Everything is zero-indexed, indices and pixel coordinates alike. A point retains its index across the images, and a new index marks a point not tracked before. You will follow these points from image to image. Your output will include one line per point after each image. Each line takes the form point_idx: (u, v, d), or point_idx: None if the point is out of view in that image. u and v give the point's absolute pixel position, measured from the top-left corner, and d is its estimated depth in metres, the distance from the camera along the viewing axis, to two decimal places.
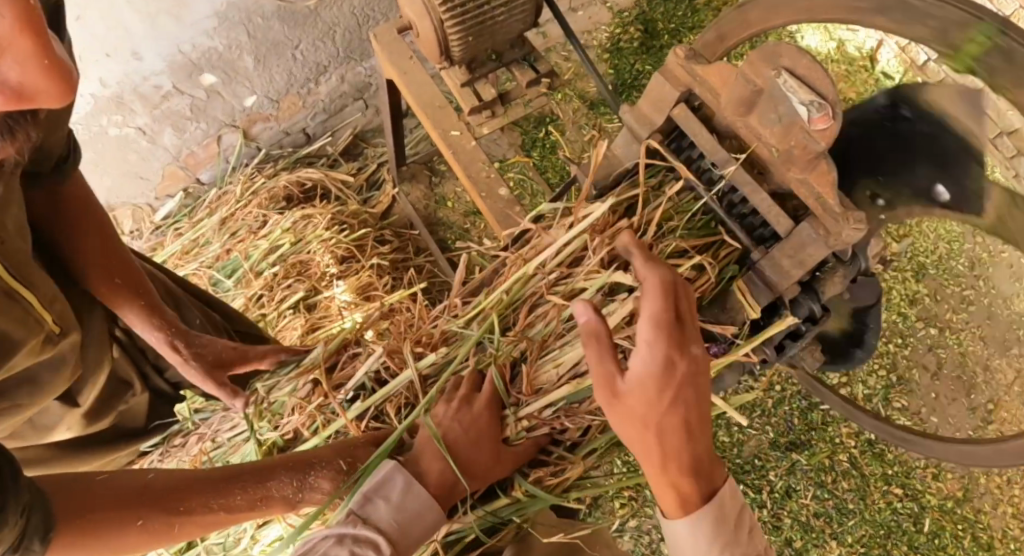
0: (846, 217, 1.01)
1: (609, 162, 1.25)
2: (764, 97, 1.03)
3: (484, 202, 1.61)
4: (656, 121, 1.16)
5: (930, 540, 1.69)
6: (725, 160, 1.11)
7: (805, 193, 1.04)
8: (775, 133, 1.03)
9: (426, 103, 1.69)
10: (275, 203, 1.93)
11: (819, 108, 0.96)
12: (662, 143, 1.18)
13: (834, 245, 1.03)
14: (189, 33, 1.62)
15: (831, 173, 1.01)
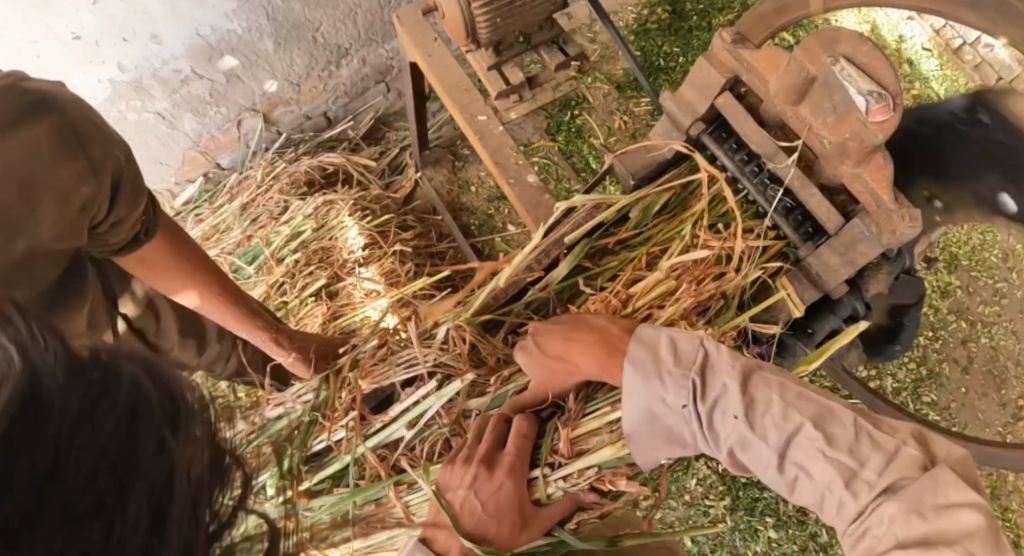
0: (902, 215, 0.95)
1: (646, 150, 1.15)
2: (818, 85, 0.95)
3: (513, 190, 1.43)
4: (699, 109, 1.08)
5: None
6: (772, 152, 1.03)
7: (858, 189, 0.98)
8: (829, 123, 0.96)
9: (451, 86, 1.49)
10: (296, 188, 1.87)
11: (879, 98, 0.91)
12: (704, 132, 1.09)
13: (890, 244, 0.97)
14: (210, 16, 1.60)
15: (887, 169, 0.95)
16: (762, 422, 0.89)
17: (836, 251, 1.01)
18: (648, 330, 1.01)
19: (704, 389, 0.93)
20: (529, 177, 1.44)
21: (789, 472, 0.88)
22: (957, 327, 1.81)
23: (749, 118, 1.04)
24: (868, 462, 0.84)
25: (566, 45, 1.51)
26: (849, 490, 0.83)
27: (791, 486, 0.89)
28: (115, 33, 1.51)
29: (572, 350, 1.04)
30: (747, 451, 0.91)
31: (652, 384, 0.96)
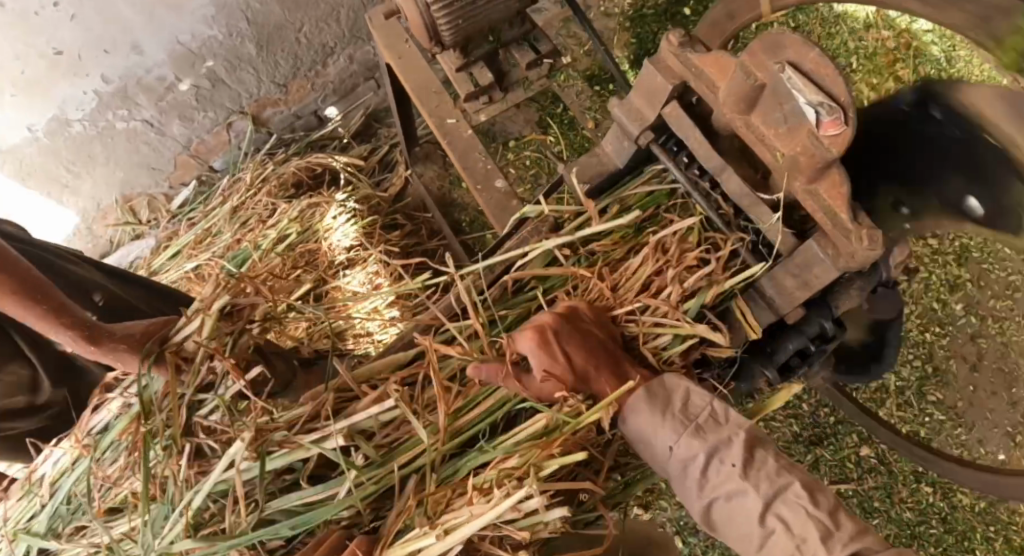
0: (859, 237, 0.86)
1: (602, 162, 1.11)
2: (767, 93, 0.88)
3: (481, 195, 1.38)
4: (648, 117, 1.01)
5: (962, 544, 1.59)
6: (719, 167, 0.97)
7: (813, 206, 0.90)
8: (781, 134, 0.88)
9: (420, 88, 1.46)
10: (285, 191, 1.87)
11: (829, 110, 0.82)
12: (655, 143, 1.04)
13: (846, 267, 0.89)
14: (188, 23, 1.61)
15: (844, 185, 0.86)
16: (754, 475, 0.82)
17: (791, 272, 0.94)
18: (670, 376, 0.92)
19: (708, 436, 0.86)
20: (497, 182, 1.38)
21: (757, 522, 0.80)
22: (966, 323, 1.72)
23: (695, 129, 0.97)
24: (808, 533, 0.77)
25: (537, 43, 1.45)
26: (805, 553, 0.77)
27: (762, 546, 0.80)
28: (94, 46, 1.53)
29: (603, 372, 0.93)
30: (730, 503, 0.83)
31: (665, 426, 0.87)
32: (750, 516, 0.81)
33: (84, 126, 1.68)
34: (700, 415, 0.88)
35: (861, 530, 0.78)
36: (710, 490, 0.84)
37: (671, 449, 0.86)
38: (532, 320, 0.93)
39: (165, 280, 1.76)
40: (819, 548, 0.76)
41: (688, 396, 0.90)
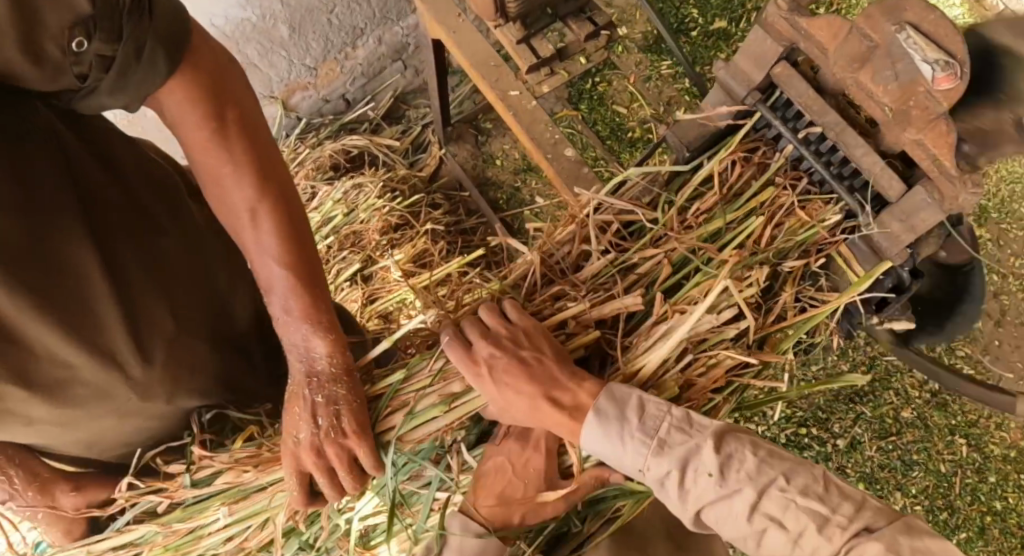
0: (963, 181, 0.86)
1: (698, 124, 1.07)
2: (880, 53, 0.87)
3: (551, 166, 1.38)
4: (756, 79, 0.98)
5: (996, 489, 1.72)
6: (834, 122, 0.94)
7: (919, 156, 0.89)
8: (890, 91, 0.87)
9: (479, 63, 1.45)
10: (322, 172, 1.86)
11: (945, 65, 0.82)
12: (761, 104, 1.00)
13: (952, 210, 0.89)
14: (223, 7, 1.57)
15: (951, 133, 0.85)
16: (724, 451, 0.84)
17: (897, 218, 0.93)
18: (619, 386, 0.89)
19: (670, 445, 0.85)
20: (567, 151, 1.39)
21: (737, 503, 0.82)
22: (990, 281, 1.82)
23: (806, 87, 0.95)
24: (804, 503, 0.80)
25: (594, 15, 1.46)
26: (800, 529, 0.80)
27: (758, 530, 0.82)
28: None
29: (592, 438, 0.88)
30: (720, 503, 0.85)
31: (614, 439, 0.86)
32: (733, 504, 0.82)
33: None
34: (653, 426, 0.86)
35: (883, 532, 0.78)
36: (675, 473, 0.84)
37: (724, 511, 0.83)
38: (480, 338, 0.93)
39: None
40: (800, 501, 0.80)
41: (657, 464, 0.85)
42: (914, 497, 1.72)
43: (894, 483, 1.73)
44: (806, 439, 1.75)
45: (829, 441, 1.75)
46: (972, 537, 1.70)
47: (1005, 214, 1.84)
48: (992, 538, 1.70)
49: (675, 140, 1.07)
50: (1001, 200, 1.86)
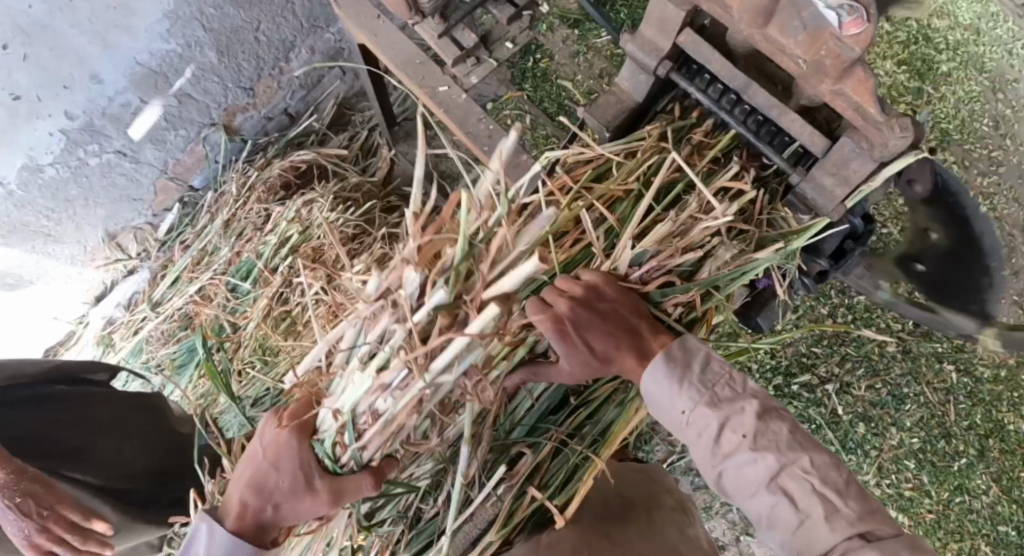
0: (890, 126, 0.81)
1: (617, 99, 1.05)
2: (783, 3, 0.79)
3: (489, 157, 1.35)
4: (663, 47, 0.94)
5: (990, 411, 1.72)
6: (745, 84, 0.91)
7: (841, 106, 0.82)
8: (800, 43, 0.80)
9: (406, 61, 1.43)
10: (275, 194, 1.82)
11: (850, 10, 0.73)
12: (675, 72, 0.97)
13: (883, 157, 0.84)
14: (144, 42, 1.55)
15: (871, 79, 0.79)
16: (774, 445, 0.80)
17: (829, 172, 0.90)
18: (690, 339, 0.87)
19: (725, 401, 0.83)
20: (503, 141, 1.37)
21: (764, 495, 0.79)
22: None
23: (715, 52, 0.92)
24: (815, 509, 0.77)
25: None
26: (811, 531, 0.76)
27: (767, 515, 0.80)
28: (52, 83, 1.47)
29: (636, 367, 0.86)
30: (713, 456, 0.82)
31: (687, 396, 0.83)
32: (756, 492, 0.80)
33: (56, 170, 1.60)
34: (712, 378, 0.84)
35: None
36: (719, 460, 0.82)
37: (689, 428, 0.84)
38: (535, 309, 0.86)
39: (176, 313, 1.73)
40: (825, 520, 0.76)
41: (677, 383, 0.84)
42: (910, 431, 1.72)
43: (889, 420, 1.73)
44: (796, 388, 1.73)
45: (818, 386, 1.74)
46: (973, 461, 1.70)
47: (967, 134, 1.85)
48: (993, 459, 1.70)
49: (597, 121, 1.05)
50: (959, 122, 1.86)
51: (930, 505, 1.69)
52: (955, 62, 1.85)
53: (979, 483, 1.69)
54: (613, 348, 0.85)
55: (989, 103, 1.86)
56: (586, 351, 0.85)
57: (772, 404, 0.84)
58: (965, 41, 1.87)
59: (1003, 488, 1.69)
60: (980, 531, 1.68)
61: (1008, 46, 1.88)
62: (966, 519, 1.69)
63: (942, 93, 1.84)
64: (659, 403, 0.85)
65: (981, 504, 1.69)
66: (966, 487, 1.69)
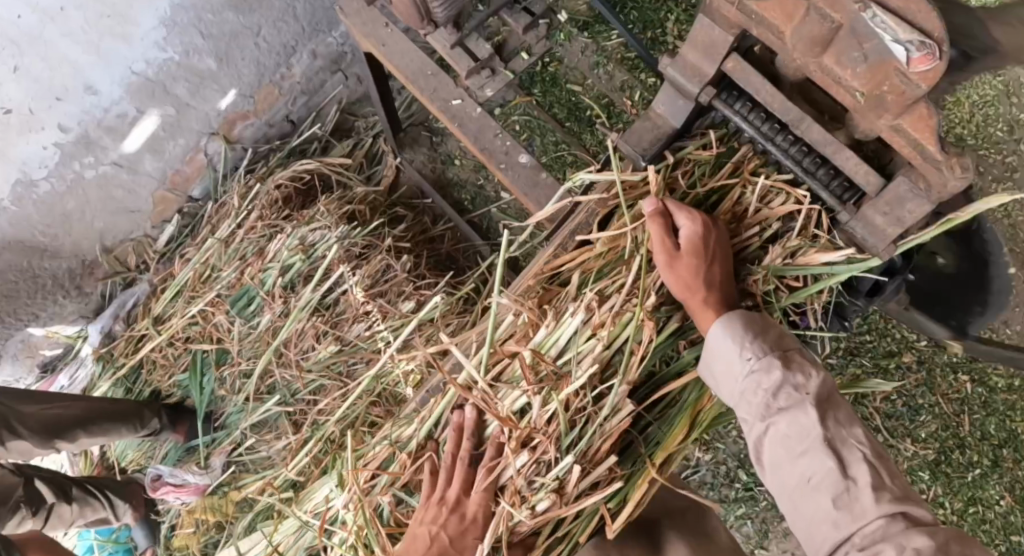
0: (950, 165, 0.77)
1: (653, 125, 1.00)
2: (843, 34, 0.75)
3: (507, 175, 1.28)
4: (705, 73, 0.90)
5: (1005, 422, 1.70)
6: (798, 117, 0.87)
7: (900, 142, 0.79)
8: (859, 75, 0.76)
9: (417, 72, 1.32)
10: (277, 210, 1.73)
11: (920, 45, 0.70)
12: (716, 99, 0.92)
13: (941, 197, 0.81)
14: (140, 50, 1.48)
15: (932, 117, 0.75)
16: (831, 415, 0.85)
17: (880, 210, 0.87)
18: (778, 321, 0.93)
19: (792, 363, 0.88)
20: (521, 157, 1.29)
21: (813, 452, 0.83)
22: None
23: (764, 79, 0.87)
24: (862, 476, 0.81)
25: (528, 4, 1.38)
26: (853, 498, 0.80)
27: (811, 477, 0.82)
28: (45, 95, 1.41)
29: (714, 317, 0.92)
30: (770, 408, 0.86)
31: (758, 346, 0.88)
32: (806, 451, 0.83)
33: (51, 184, 1.54)
34: (786, 346, 0.90)
35: (935, 547, 0.74)
36: (769, 416, 0.87)
37: (749, 372, 0.88)
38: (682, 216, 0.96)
39: (177, 330, 1.68)
40: (870, 486, 0.80)
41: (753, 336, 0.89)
42: (924, 441, 1.71)
43: (903, 431, 1.73)
44: None
45: None
46: (986, 472, 1.69)
47: (981, 139, 1.83)
48: (1007, 470, 1.69)
49: (632, 148, 1.00)
50: (971, 128, 1.83)
51: (943, 516, 1.70)
52: None
53: (992, 494, 1.69)
54: (713, 289, 0.93)
55: (1004, 107, 1.83)
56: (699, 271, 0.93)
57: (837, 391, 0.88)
58: None
59: (1017, 499, 1.68)
60: (993, 541, 1.68)
61: None
62: (978, 530, 1.69)
63: (957, 97, 1.82)
64: (731, 345, 0.90)
65: (994, 514, 1.69)
66: (979, 498, 1.69)
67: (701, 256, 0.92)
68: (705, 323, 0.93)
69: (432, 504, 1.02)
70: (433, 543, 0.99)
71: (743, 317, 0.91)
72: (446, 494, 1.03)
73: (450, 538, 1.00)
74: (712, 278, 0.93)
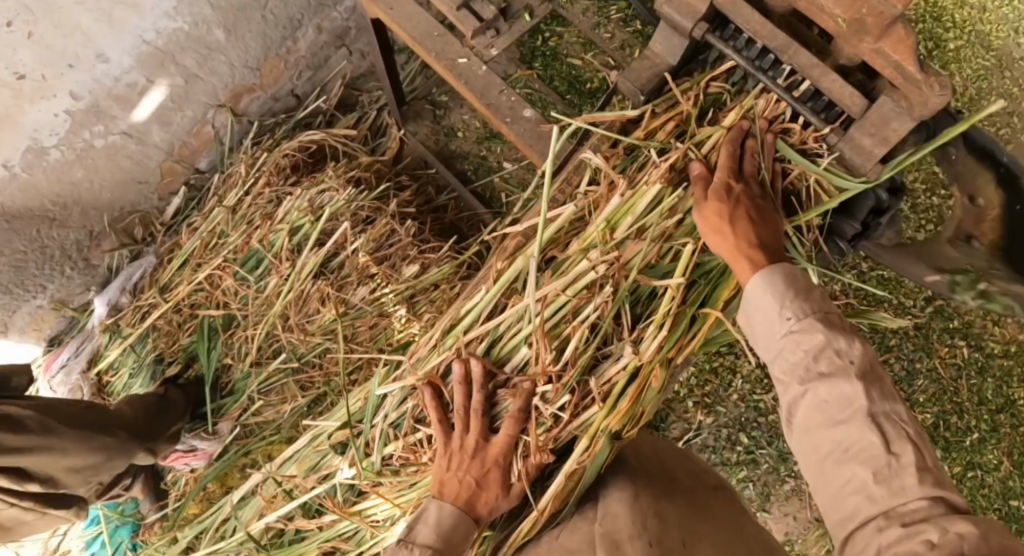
0: (930, 84, 0.83)
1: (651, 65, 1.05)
2: None
3: (511, 129, 1.30)
4: (699, 11, 0.95)
5: (1001, 387, 1.72)
6: (785, 44, 0.92)
7: (880, 64, 0.84)
8: (841, 2, 0.83)
9: (423, 34, 1.33)
10: (283, 176, 1.77)
11: None
12: (709, 34, 0.96)
13: (923, 116, 0.86)
14: (150, 20, 1.51)
15: (911, 37, 0.81)
16: (874, 385, 0.84)
17: (868, 134, 0.91)
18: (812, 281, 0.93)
19: (833, 322, 0.88)
20: (525, 111, 1.31)
21: (852, 421, 0.82)
22: None
23: (754, 13, 0.92)
24: (905, 455, 0.79)
25: None
26: (893, 473, 0.78)
27: (848, 447, 0.81)
28: (58, 61, 1.43)
29: (749, 243, 0.92)
30: (811, 373, 0.86)
31: (793, 290, 0.89)
32: (844, 419, 0.82)
33: (62, 152, 1.57)
34: (829, 308, 0.89)
35: (979, 535, 0.71)
36: (808, 379, 0.86)
37: (789, 324, 0.88)
38: (725, 150, 0.98)
39: (183, 296, 1.70)
40: (910, 464, 0.78)
41: (798, 294, 0.89)
42: (922, 405, 1.74)
43: (901, 395, 1.75)
44: None
45: None
46: (985, 436, 1.72)
47: (976, 112, 1.86)
48: (1005, 434, 1.71)
49: (630, 84, 1.04)
50: (967, 100, 1.87)
51: None
52: (963, 39, 1.86)
53: (990, 458, 1.71)
54: (745, 222, 0.93)
55: (996, 80, 1.87)
56: (734, 210, 0.93)
57: (879, 362, 0.87)
58: (972, 19, 1.87)
59: (1015, 463, 1.71)
60: (991, 505, 1.71)
61: (1015, 24, 1.87)
62: (978, 494, 1.71)
63: (950, 71, 1.87)
64: (773, 290, 0.90)
65: (992, 479, 1.71)
66: (978, 462, 1.72)
67: (725, 200, 0.94)
68: (744, 273, 0.92)
69: (456, 450, 1.07)
70: (462, 485, 1.04)
71: (782, 269, 0.90)
72: (465, 443, 1.07)
73: (476, 482, 1.04)
74: (749, 220, 0.93)
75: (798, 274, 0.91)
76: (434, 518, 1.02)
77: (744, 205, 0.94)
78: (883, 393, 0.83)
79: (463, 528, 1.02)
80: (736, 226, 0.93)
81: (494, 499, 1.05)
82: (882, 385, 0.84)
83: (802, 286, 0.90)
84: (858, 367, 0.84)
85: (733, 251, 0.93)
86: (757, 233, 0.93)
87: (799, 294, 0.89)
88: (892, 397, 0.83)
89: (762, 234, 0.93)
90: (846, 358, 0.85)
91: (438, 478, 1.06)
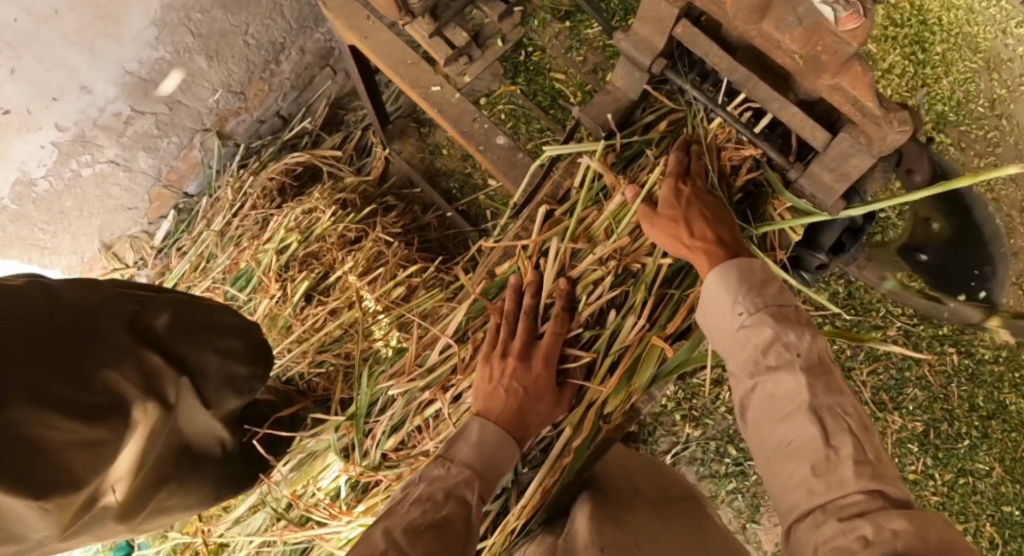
0: (888, 120, 0.83)
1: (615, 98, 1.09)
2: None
3: (485, 155, 1.31)
4: (658, 46, 0.96)
5: (992, 393, 1.72)
6: (744, 79, 0.92)
7: (839, 100, 0.85)
8: (797, 38, 0.82)
9: (397, 63, 1.35)
10: (271, 198, 1.80)
11: (846, 5, 0.75)
12: (668, 69, 1.00)
13: (881, 151, 0.86)
14: (132, 50, 1.52)
15: (868, 74, 0.81)
16: (818, 379, 0.90)
17: (827, 167, 0.92)
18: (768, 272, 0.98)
19: (781, 316, 0.94)
20: (499, 138, 1.32)
21: (796, 415, 0.89)
22: None
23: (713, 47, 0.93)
24: (844, 449, 0.86)
25: None
26: (832, 466, 0.85)
27: (793, 440, 0.89)
28: (42, 95, 1.45)
29: (702, 244, 0.99)
30: (763, 371, 0.92)
31: (743, 289, 0.96)
32: (789, 414, 0.89)
33: (50, 183, 1.59)
34: (779, 301, 0.95)
35: (914, 530, 0.77)
36: (757, 374, 0.93)
37: (740, 319, 0.95)
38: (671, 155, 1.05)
39: None
40: (847, 457, 0.85)
41: (748, 294, 0.95)
42: (911, 413, 1.74)
43: (890, 404, 1.75)
44: None
45: None
46: (976, 443, 1.71)
47: (963, 116, 1.85)
48: (996, 440, 1.71)
49: (592, 119, 1.09)
50: (954, 105, 1.86)
51: (933, 487, 1.72)
52: (949, 43, 1.85)
53: (981, 465, 1.71)
54: (692, 226, 1.00)
55: (983, 84, 1.86)
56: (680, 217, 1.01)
57: (828, 352, 0.93)
58: (959, 21, 1.85)
59: (1006, 468, 1.70)
60: (983, 512, 1.70)
61: (1001, 25, 1.86)
62: (969, 501, 1.71)
63: (935, 76, 1.85)
64: (725, 292, 0.97)
65: (984, 485, 1.71)
66: (968, 469, 1.71)
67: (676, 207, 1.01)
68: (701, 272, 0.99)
69: (498, 360, 1.10)
70: (509, 396, 1.08)
71: (730, 267, 0.97)
72: (510, 349, 1.11)
73: (524, 389, 1.08)
74: (699, 223, 1.00)
75: (751, 270, 0.97)
76: (475, 437, 1.06)
77: (693, 207, 1.01)
78: (825, 385, 0.90)
79: (505, 450, 1.06)
80: (687, 233, 1.00)
81: (543, 417, 1.11)
82: (828, 376, 0.91)
83: (755, 283, 0.96)
84: (801, 359, 0.91)
85: (687, 254, 1.00)
86: (712, 240, 1.00)
87: (749, 291, 0.96)
88: (835, 386, 0.90)
89: (717, 235, 1.00)
90: (790, 351, 0.91)
91: (484, 396, 1.09)
